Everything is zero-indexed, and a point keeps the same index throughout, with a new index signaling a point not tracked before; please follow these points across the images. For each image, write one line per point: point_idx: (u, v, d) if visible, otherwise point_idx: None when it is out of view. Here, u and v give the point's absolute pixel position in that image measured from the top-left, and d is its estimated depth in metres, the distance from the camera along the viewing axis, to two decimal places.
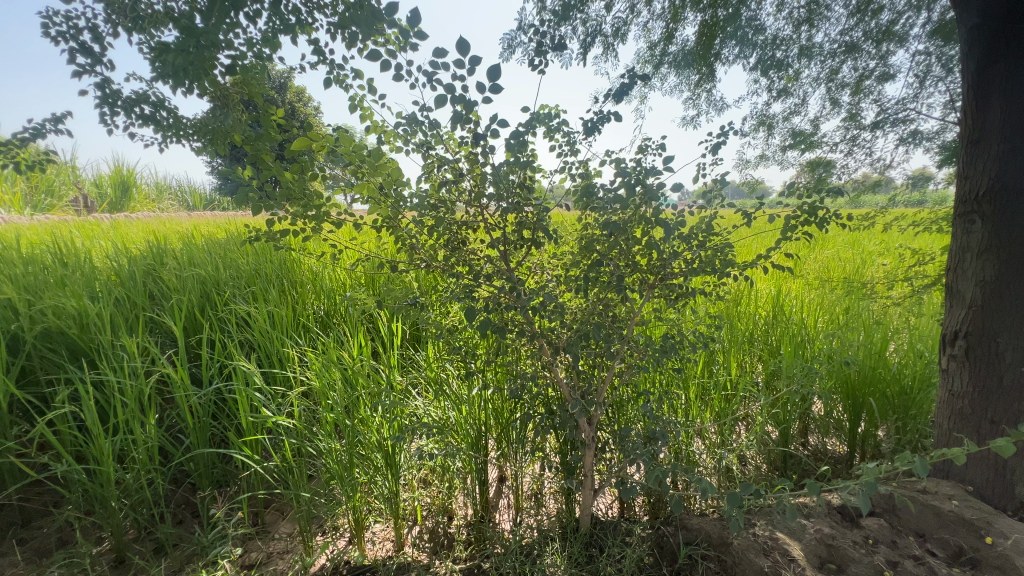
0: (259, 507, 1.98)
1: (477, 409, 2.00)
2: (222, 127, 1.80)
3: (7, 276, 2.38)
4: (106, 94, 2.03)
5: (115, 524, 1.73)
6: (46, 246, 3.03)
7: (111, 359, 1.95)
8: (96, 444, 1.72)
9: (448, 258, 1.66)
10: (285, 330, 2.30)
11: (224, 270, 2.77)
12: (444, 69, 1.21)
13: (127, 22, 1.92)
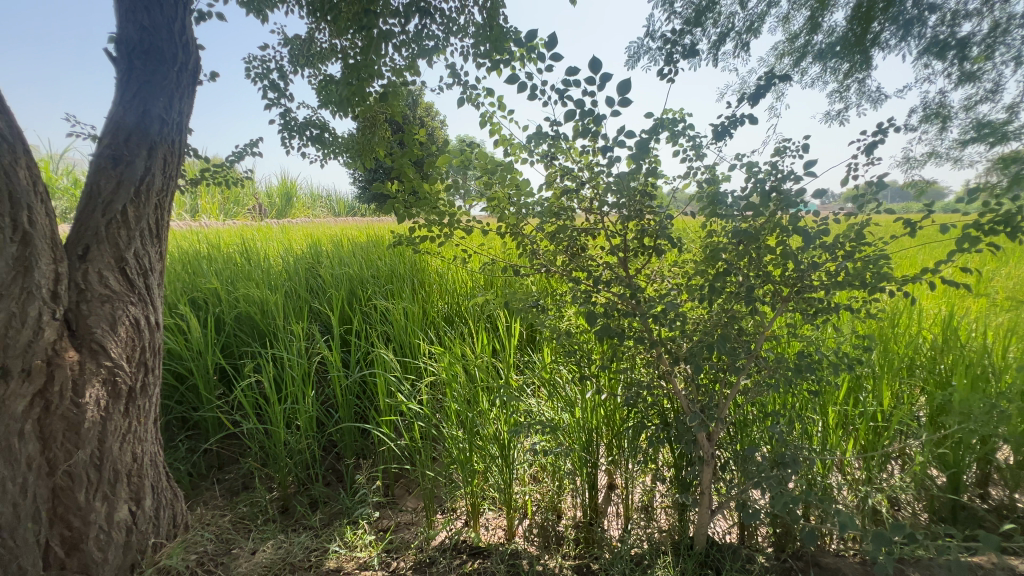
0: (390, 480, 2.22)
1: (589, 413, 2.02)
2: (370, 144, 2.09)
3: (213, 269, 2.99)
4: (288, 120, 2.50)
5: (284, 477, 2.08)
6: (237, 246, 3.73)
7: (284, 340, 2.36)
8: (273, 409, 2.10)
9: (567, 264, 1.72)
10: (417, 324, 2.56)
11: (367, 269, 3.16)
12: (575, 86, 1.28)
13: (304, 59, 2.35)
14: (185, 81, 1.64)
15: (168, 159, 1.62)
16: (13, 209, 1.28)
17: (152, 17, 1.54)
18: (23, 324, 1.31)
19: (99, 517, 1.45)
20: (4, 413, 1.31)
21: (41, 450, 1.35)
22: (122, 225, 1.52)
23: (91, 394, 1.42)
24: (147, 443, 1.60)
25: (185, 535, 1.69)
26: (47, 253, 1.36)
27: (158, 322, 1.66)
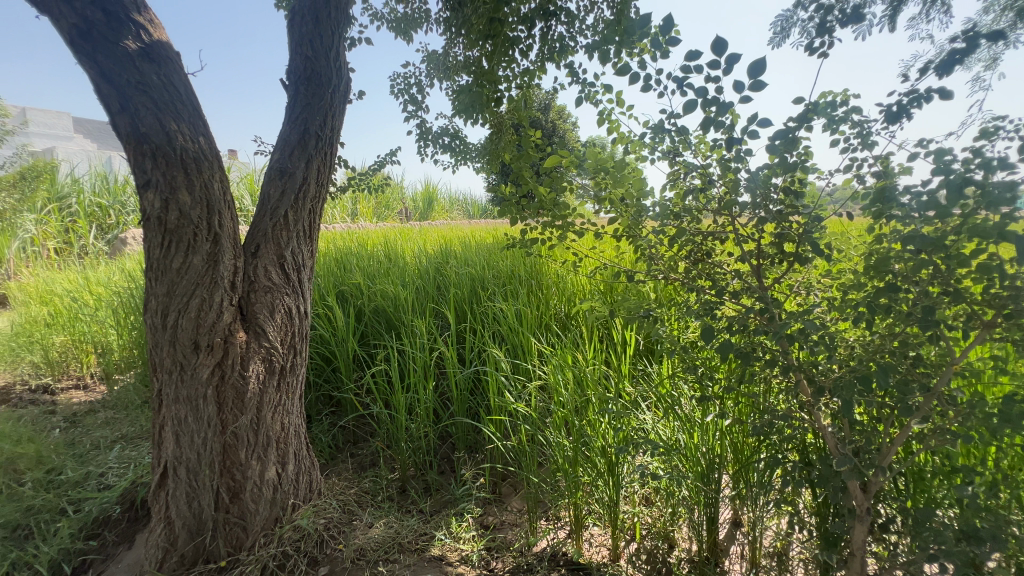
0: (497, 478, 2.25)
1: (711, 439, 1.81)
2: (496, 149, 2.12)
3: (360, 266, 3.38)
4: (424, 130, 2.71)
5: (403, 461, 2.24)
6: (383, 245, 4.18)
7: (410, 333, 2.55)
8: (397, 396, 2.28)
9: (689, 271, 1.56)
10: (531, 326, 2.56)
11: (490, 270, 3.28)
12: (696, 72, 1.14)
13: (440, 73, 2.51)
14: (337, 101, 1.86)
15: (321, 169, 1.85)
16: (207, 214, 1.57)
17: (314, 47, 1.76)
18: (210, 307, 1.60)
19: (254, 474, 1.71)
20: (195, 378, 1.62)
21: (217, 412, 1.64)
22: (284, 227, 1.77)
23: (254, 369, 1.69)
24: (294, 415, 1.86)
25: (317, 500, 1.93)
26: (229, 250, 1.65)
27: (307, 311, 1.91)
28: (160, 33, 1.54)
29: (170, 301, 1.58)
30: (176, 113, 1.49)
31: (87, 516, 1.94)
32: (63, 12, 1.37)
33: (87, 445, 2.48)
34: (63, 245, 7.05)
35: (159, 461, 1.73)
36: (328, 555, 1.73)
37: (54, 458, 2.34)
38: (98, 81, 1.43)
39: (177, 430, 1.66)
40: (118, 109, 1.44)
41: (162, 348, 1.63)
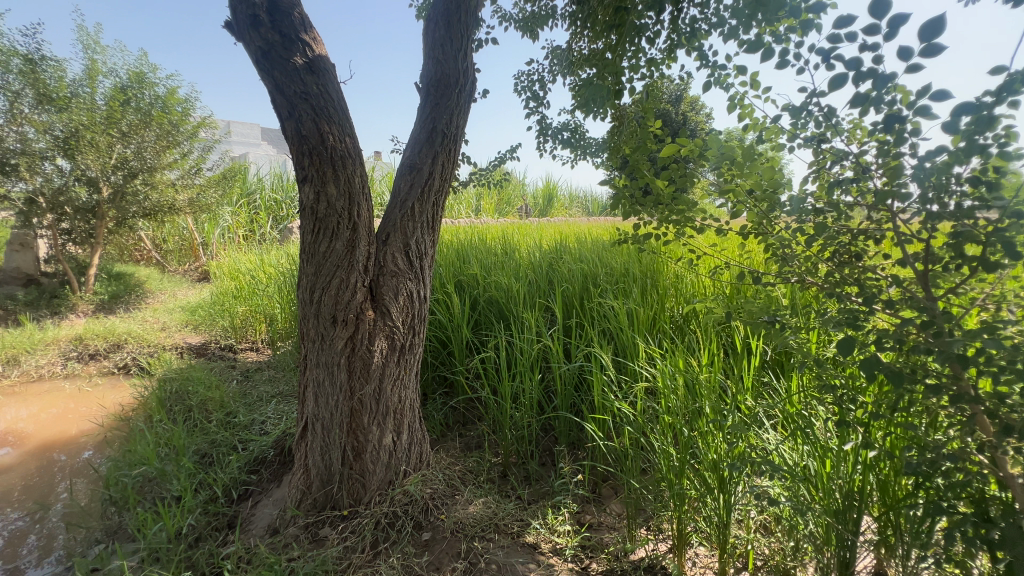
0: (597, 478, 2.21)
1: (851, 471, 1.55)
2: (616, 142, 2.07)
3: (478, 258, 3.55)
4: (544, 125, 2.74)
5: (506, 447, 2.31)
6: (500, 239, 4.34)
7: (520, 325, 2.61)
8: (503, 384, 2.35)
9: (832, 274, 1.35)
10: (643, 327, 2.45)
11: (603, 266, 3.21)
12: (848, 41, 0.98)
13: (564, 68, 2.52)
14: (462, 100, 1.96)
15: (446, 165, 1.97)
16: (348, 204, 1.78)
17: (444, 51, 1.88)
18: (347, 287, 1.82)
19: (374, 439, 1.92)
20: (332, 348, 1.85)
21: (348, 379, 1.87)
22: (410, 218, 1.94)
23: (379, 345, 1.88)
24: (409, 390, 2.03)
25: (425, 471, 2.09)
26: (364, 237, 1.85)
27: (427, 296, 2.06)
28: (320, 47, 1.77)
29: (317, 280, 1.83)
30: (328, 117, 1.72)
31: (251, 455, 2.35)
32: (252, 36, 1.65)
33: (255, 397, 3.01)
34: (249, 234, 8.60)
35: (302, 416, 2.02)
36: (431, 523, 1.87)
37: (232, 404, 2.88)
38: (273, 92, 1.70)
39: (316, 391, 1.92)
40: (286, 114, 1.71)
41: (309, 319, 1.89)
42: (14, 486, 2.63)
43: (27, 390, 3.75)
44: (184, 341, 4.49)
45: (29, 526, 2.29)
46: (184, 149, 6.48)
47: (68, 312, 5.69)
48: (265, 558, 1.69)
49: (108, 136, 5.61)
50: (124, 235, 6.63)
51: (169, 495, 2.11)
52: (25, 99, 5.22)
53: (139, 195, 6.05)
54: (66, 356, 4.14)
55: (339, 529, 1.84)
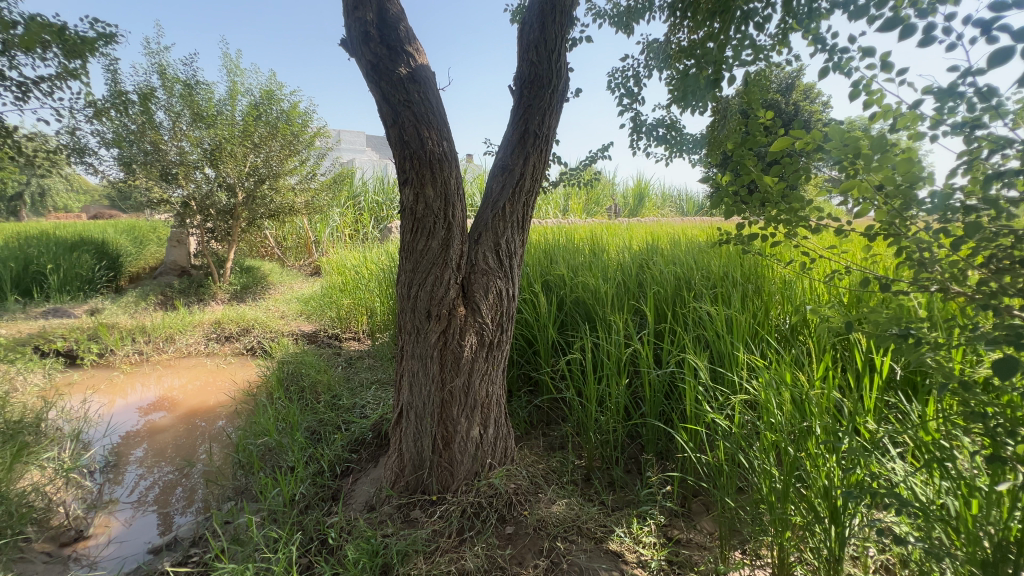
0: (687, 492, 2.10)
1: (1006, 518, 1.31)
2: (717, 137, 1.94)
3: (566, 258, 3.53)
4: (638, 122, 2.65)
5: (590, 450, 2.28)
6: (588, 239, 4.29)
7: (607, 327, 2.55)
8: (589, 386, 2.32)
9: (986, 283, 1.15)
10: (743, 335, 2.28)
11: (699, 268, 3.03)
12: (1017, 7, 0.82)
13: (661, 62, 2.41)
14: (555, 100, 1.96)
15: (537, 165, 1.99)
16: (444, 205, 1.87)
17: (538, 52, 1.89)
18: (440, 283, 1.91)
19: (462, 430, 2.00)
20: (426, 341, 1.96)
21: (439, 372, 1.96)
22: (502, 218, 1.98)
23: (469, 340, 1.96)
24: (496, 385, 2.09)
25: (510, 466, 2.13)
26: (458, 236, 1.93)
27: (515, 294, 2.10)
28: (422, 57, 1.88)
29: (414, 276, 1.94)
30: (428, 122, 1.82)
31: (352, 435, 2.57)
32: (363, 51, 1.79)
33: (356, 383, 3.28)
34: (354, 233, 9.39)
35: (397, 403, 2.16)
36: (514, 517, 1.91)
37: (337, 388, 3.17)
38: (380, 102, 1.83)
39: (411, 381, 2.04)
40: (390, 121, 1.83)
41: (406, 312, 2.01)
42: (168, 444, 3.14)
43: (179, 364, 4.44)
44: (299, 329, 5.02)
45: (179, 479, 2.71)
46: (303, 157, 7.24)
47: (210, 299, 6.63)
48: (363, 531, 1.83)
49: (244, 147, 6.45)
50: (254, 234, 7.58)
51: (285, 464, 2.37)
52: (183, 118, 6.18)
53: (266, 198, 6.88)
54: (208, 337, 4.83)
55: (429, 512, 1.94)
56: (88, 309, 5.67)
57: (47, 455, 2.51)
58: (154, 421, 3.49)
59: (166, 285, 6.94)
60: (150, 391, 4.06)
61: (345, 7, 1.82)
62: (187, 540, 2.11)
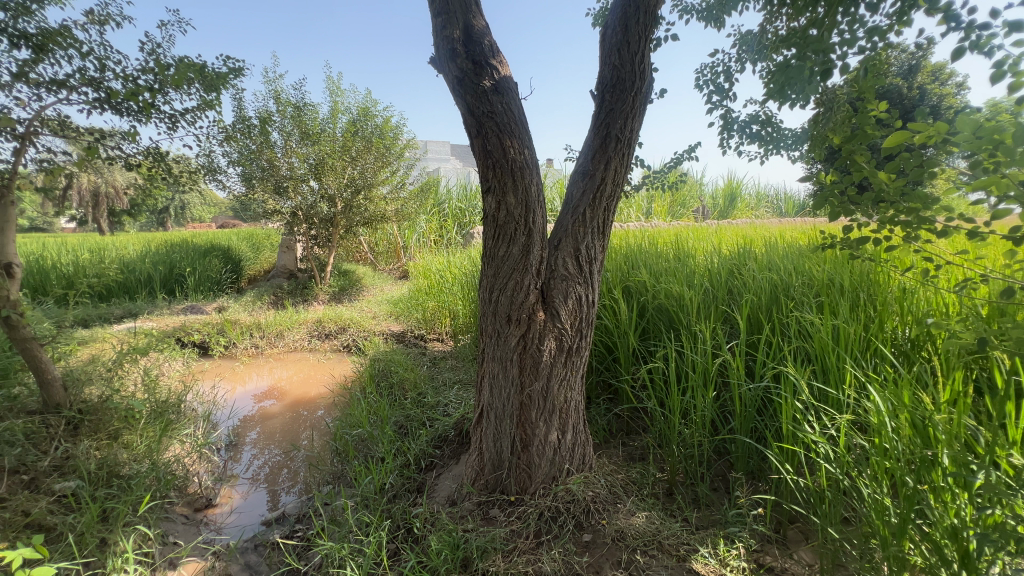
0: (782, 517, 1.93)
1: None
2: (821, 132, 1.79)
3: (649, 263, 3.41)
4: (728, 120, 2.52)
5: (672, 463, 2.19)
6: (672, 243, 4.12)
7: (692, 336, 2.43)
8: (672, 397, 2.23)
9: None
10: (852, 348, 2.06)
11: (798, 274, 2.79)
12: None
13: (755, 54, 2.27)
14: (638, 103, 1.92)
15: (619, 170, 1.96)
16: (524, 212, 1.92)
17: (621, 55, 1.86)
18: (520, 288, 1.95)
19: (540, 434, 2.02)
20: (506, 344, 2.01)
21: (519, 375, 2.00)
22: (582, 223, 1.98)
23: (548, 344, 1.98)
24: (574, 391, 2.09)
25: (588, 473, 2.12)
26: (538, 242, 1.96)
27: (594, 300, 2.09)
28: (505, 69, 1.94)
29: (495, 281, 2.00)
30: (510, 132, 1.87)
31: (436, 432, 2.70)
32: (450, 67, 1.89)
33: (440, 382, 3.44)
34: (439, 238, 9.84)
35: (478, 403, 2.24)
36: (592, 526, 1.89)
37: (423, 386, 3.35)
38: (465, 114, 1.92)
39: (491, 382, 2.10)
40: (474, 133, 1.90)
41: (487, 316, 2.08)
42: (278, 428, 3.51)
43: (287, 358, 4.95)
44: (389, 329, 5.37)
45: (286, 461, 3.03)
46: (394, 168, 7.75)
47: (313, 299, 7.32)
48: (445, 524, 1.92)
49: (343, 161, 7.05)
50: (350, 241, 8.25)
51: (376, 455, 2.56)
52: (294, 137, 6.90)
53: (361, 208, 7.46)
54: (311, 334, 5.34)
55: (507, 512, 1.98)
56: (216, 307, 6.52)
57: (185, 431, 2.93)
58: (267, 407, 3.93)
59: (277, 287, 7.79)
60: (263, 380, 4.57)
61: (434, 27, 1.93)
62: (292, 516, 2.35)
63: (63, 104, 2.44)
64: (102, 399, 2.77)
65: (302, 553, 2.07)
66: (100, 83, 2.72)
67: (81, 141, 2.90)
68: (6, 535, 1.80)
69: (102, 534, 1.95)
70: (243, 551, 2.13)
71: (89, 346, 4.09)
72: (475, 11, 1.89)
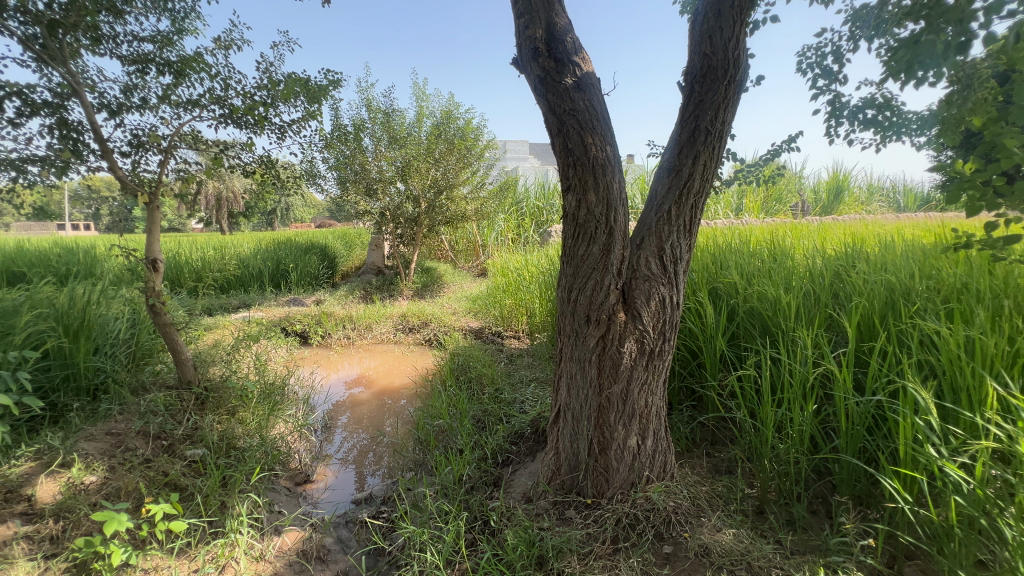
0: (898, 551, 1.71)
1: None
2: (957, 113, 1.55)
3: (739, 264, 3.17)
4: (836, 106, 2.27)
5: (763, 479, 2.03)
6: (766, 242, 3.80)
7: (790, 344, 2.23)
8: (765, 408, 2.06)
9: None
10: (992, 365, 1.77)
11: (921, 276, 2.45)
12: None
13: (871, 31, 2.02)
14: (732, 92, 1.79)
15: (708, 165, 1.85)
16: (606, 210, 1.88)
17: (713, 42, 1.74)
18: (600, 289, 1.91)
19: (619, 438, 1.97)
20: (585, 345, 1.98)
21: (597, 376, 1.97)
22: (667, 221, 1.89)
23: (628, 347, 1.92)
24: (656, 396, 2.02)
25: (669, 482, 2.03)
26: (620, 241, 1.91)
27: (679, 302, 1.99)
28: (587, 65, 1.90)
29: (574, 280, 1.98)
30: (592, 129, 1.84)
31: (513, 428, 2.73)
32: (532, 66, 1.89)
33: (517, 379, 3.48)
34: (516, 237, 9.96)
35: (555, 403, 2.23)
36: (673, 537, 1.82)
37: (499, 382, 3.41)
38: (546, 113, 1.91)
39: (569, 382, 2.08)
40: (556, 132, 1.89)
41: (565, 315, 2.07)
42: (366, 415, 3.77)
43: (375, 349, 5.29)
44: (468, 325, 5.53)
45: (373, 445, 3.24)
46: (474, 168, 7.96)
47: (398, 295, 7.75)
48: (521, 520, 1.94)
49: (427, 163, 7.37)
50: (432, 239, 8.62)
51: (455, 447, 2.65)
52: (383, 142, 7.35)
53: (443, 208, 7.76)
54: (396, 327, 5.65)
55: (584, 514, 1.96)
56: (314, 300, 7.14)
57: (289, 412, 3.24)
58: (357, 394, 4.23)
59: (367, 282, 8.35)
60: (354, 369, 4.92)
61: (516, 28, 1.94)
62: (378, 498, 2.51)
63: (196, 121, 2.81)
64: (222, 379, 3.15)
65: (387, 534, 2.20)
66: (225, 100, 3.09)
67: (209, 152, 3.32)
68: (151, 490, 2.11)
69: (222, 498, 2.22)
70: (335, 525, 2.31)
71: (212, 331, 4.67)
72: (557, 9, 1.88)
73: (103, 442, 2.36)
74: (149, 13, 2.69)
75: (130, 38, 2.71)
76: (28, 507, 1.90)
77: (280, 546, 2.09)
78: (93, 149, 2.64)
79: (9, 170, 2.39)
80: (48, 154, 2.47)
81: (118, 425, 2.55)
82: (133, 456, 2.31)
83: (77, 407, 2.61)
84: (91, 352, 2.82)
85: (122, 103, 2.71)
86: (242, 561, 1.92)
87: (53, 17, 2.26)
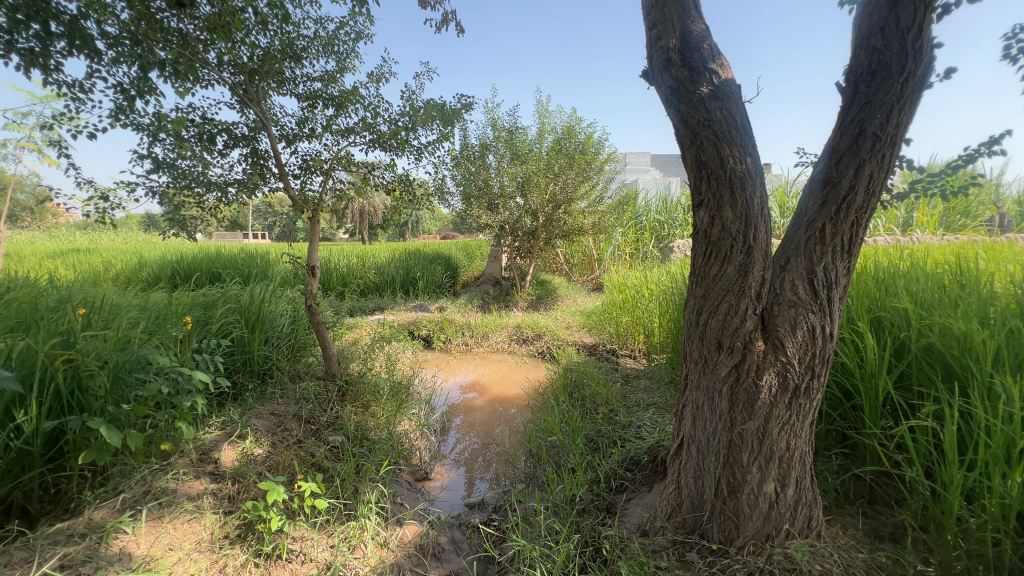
0: None
1: None
2: None
3: (910, 290, 2.66)
4: None
5: (944, 557, 1.65)
6: (949, 264, 3.14)
7: (985, 393, 1.80)
8: (948, 469, 1.68)
9: None
10: None
11: None
12: None
13: None
14: (911, 90, 1.51)
15: (876, 175, 1.58)
16: (744, 227, 1.71)
17: (886, 34, 1.49)
18: (735, 314, 1.74)
19: (753, 481, 1.76)
20: (715, 373, 1.82)
21: (728, 410, 1.79)
22: (818, 241, 1.66)
23: (767, 380, 1.72)
24: (800, 439, 1.77)
25: (814, 541, 1.76)
26: (760, 261, 1.73)
27: (834, 334, 1.73)
28: (727, 72, 1.77)
29: (704, 302, 1.84)
30: (731, 140, 1.70)
31: (627, 454, 2.62)
32: (664, 78, 1.82)
33: (632, 402, 3.33)
34: (634, 252, 9.64)
35: (678, 432, 2.08)
36: None
37: (614, 403, 3.29)
38: (678, 125, 1.81)
39: (695, 413, 1.93)
40: (687, 144, 1.79)
41: (694, 341, 1.92)
42: (480, 420, 3.91)
43: (490, 357, 5.50)
44: (581, 340, 5.46)
45: (485, 451, 3.35)
46: (593, 182, 7.91)
47: (514, 305, 8.00)
48: (637, 554, 1.85)
49: (546, 177, 7.52)
50: (549, 253, 8.75)
51: (567, 466, 2.62)
52: (506, 159, 7.68)
53: (561, 221, 7.83)
54: (511, 337, 5.81)
55: (707, 560, 1.80)
56: (438, 307, 7.70)
57: (412, 411, 3.50)
58: (472, 399, 4.42)
59: (485, 293, 8.76)
60: (470, 374, 5.17)
61: (649, 40, 1.89)
62: (490, 505, 2.58)
63: (350, 146, 3.22)
64: (359, 375, 3.53)
65: (497, 544, 2.24)
66: (374, 127, 3.49)
67: (359, 173, 3.77)
68: (301, 468, 2.43)
69: (355, 484, 2.46)
70: (450, 526, 2.41)
71: (354, 330, 5.27)
72: (693, 16, 1.79)
73: (268, 421, 2.78)
74: (320, 57, 3.16)
75: (305, 79, 3.20)
76: (214, 468, 2.28)
77: (401, 537, 2.24)
78: (274, 172, 3.16)
79: (217, 190, 2.96)
80: (243, 178, 3.02)
81: (280, 407, 2.98)
82: (289, 436, 2.68)
83: (252, 388, 3.11)
84: (263, 342, 3.36)
85: (297, 133, 3.21)
86: (370, 545, 2.10)
87: (253, 66, 2.76)
